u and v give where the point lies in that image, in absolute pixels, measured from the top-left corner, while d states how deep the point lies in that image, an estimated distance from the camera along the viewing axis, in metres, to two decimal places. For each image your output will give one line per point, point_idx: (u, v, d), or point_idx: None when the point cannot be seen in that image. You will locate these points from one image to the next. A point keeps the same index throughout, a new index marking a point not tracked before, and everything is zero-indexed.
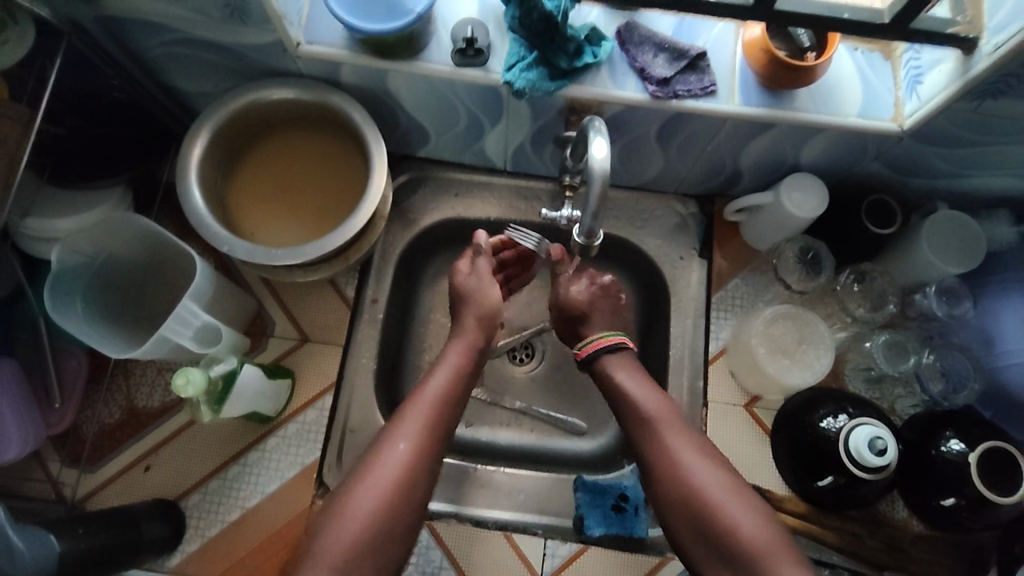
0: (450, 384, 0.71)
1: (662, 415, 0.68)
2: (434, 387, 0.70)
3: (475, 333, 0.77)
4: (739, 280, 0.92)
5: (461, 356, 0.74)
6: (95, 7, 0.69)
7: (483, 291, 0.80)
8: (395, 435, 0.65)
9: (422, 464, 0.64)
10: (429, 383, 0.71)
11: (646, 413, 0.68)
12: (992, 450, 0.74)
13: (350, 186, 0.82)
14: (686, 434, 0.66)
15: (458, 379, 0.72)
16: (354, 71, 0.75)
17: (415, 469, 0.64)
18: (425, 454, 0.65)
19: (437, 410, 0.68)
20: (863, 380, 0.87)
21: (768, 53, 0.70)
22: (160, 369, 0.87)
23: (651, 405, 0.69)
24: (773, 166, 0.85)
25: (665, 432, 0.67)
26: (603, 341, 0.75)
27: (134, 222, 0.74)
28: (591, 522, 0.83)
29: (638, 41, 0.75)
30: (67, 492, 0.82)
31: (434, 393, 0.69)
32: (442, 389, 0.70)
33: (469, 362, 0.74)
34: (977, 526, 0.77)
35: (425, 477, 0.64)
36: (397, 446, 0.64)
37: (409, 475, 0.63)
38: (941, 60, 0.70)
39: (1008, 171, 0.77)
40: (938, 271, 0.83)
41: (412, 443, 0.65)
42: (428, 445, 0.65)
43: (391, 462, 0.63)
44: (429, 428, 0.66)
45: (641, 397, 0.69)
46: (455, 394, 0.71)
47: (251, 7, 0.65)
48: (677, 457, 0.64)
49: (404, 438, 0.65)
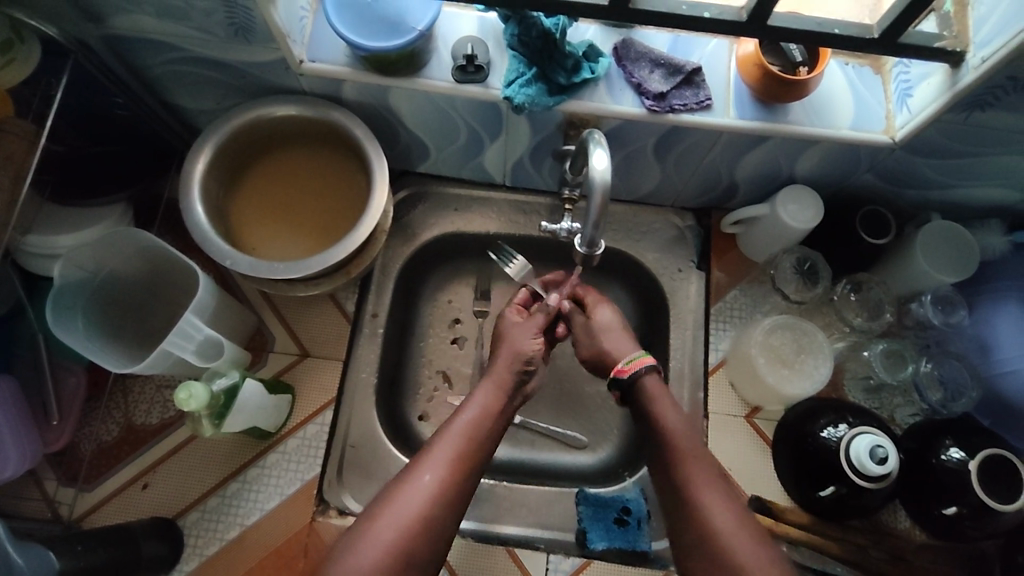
0: (482, 417, 0.70)
1: (696, 470, 0.66)
2: (465, 418, 0.70)
3: (504, 374, 0.75)
4: (737, 292, 0.92)
5: (497, 392, 0.73)
6: (101, 26, 0.71)
7: (515, 329, 0.80)
8: (422, 466, 0.65)
9: (448, 497, 0.64)
10: (462, 413, 0.70)
11: (690, 477, 0.65)
12: (994, 456, 0.75)
13: (354, 202, 0.82)
14: (721, 495, 0.64)
15: (491, 413, 0.71)
16: (356, 88, 0.77)
17: (442, 502, 0.63)
18: (453, 485, 0.65)
19: (467, 444, 0.67)
20: (862, 389, 0.87)
21: (761, 67, 0.72)
22: (159, 386, 0.87)
23: (682, 455, 0.67)
24: (768, 179, 0.87)
25: (700, 491, 0.64)
26: (648, 360, 0.73)
27: (137, 237, 0.74)
28: (593, 536, 0.83)
29: (635, 57, 0.76)
30: (64, 511, 0.81)
31: (463, 426, 0.69)
32: (472, 422, 0.70)
33: (496, 401, 0.72)
34: (979, 535, 0.77)
35: (450, 512, 0.64)
36: (424, 477, 0.64)
37: (432, 506, 0.63)
38: (929, 74, 0.72)
39: (999, 180, 0.79)
40: (933, 280, 0.84)
41: (438, 474, 0.65)
42: (453, 476, 0.65)
43: (415, 494, 0.63)
44: (458, 460, 0.66)
45: (679, 443, 0.68)
46: (486, 428, 0.70)
47: (256, 25, 0.67)
48: (716, 523, 0.62)
49: (431, 469, 0.65)
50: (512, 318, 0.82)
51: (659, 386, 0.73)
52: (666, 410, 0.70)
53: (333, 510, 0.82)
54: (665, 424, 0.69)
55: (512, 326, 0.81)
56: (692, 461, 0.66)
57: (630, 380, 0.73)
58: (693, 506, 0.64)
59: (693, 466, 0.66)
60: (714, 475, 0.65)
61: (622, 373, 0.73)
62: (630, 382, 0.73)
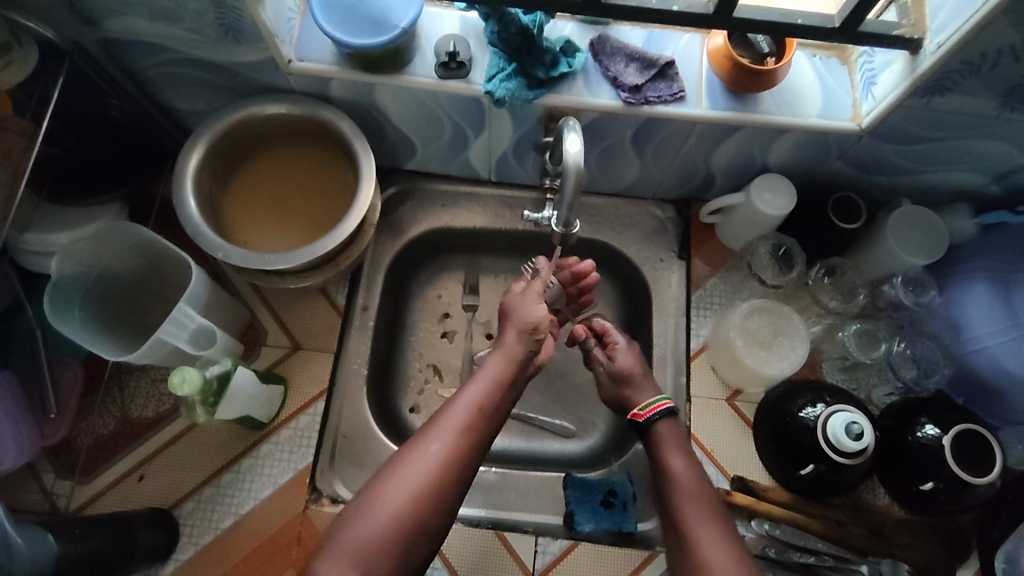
0: (491, 391, 0.71)
1: (690, 503, 0.70)
2: (473, 392, 0.71)
3: (515, 343, 0.76)
4: (717, 279, 0.95)
5: (507, 363, 0.74)
6: (97, 29, 0.74)
7: (523, 301, 0.80)
8: (429, 436, 0.67)
9: (455, 468, 0.66)
10: (470, 387, 0.72)
11: (687, 512, 0.69)
12: (966, 432, 0.78)
13: (342, 197, 0.85)
14: (712, 524, 0.68)
15: (499, 386, 0.72)
16: (343, 85, 0.79)
17: (447, 472, 0.66)
18: (458, 456, 0.67)
19: (475, 415, 0.69)
20: (839, 370, 0.90)
21: (731, 59, 0.75)
22: (154, 380, 0.89)
23: (683, 491, 0.72)
24: (744, 169, 0.90)
25: (692, 521, 0.69)
26: (665, 406, 0.78)
27: (131, 231, 0.77)
28: (581, 518, 0.85)
29: (610, 52, 0.80)
30: (61, 503, 0.83)
31: (471, 400, 0.70)
32: (481, 396, 0.71)
33: (506, 375, 0.73)
34: (955, 509, 0.80)
35: (457, 480, 0.66)
36: (431, 447, 0.66)
37: (438, 476, 0.65)
38: (892, 61, 0.75)
39: (963, 166, 0.82)
40: (904, 263, 0.87)
41: (445, 445, 0.66)
42: (460, 447, 0.67)
43: (422, 462, 0.65)
44: (466, 432, 0.68)
45: (680, 479, 0.73)
46: (495, 401, 0.71)
47: (245, 26, 0.70)
48: (704, 551, 0.66)
49: (439, 439, 0.67)
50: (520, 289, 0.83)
51: (672, 429, 0.77)
52: (673, 453, 0.75)
53: (326, 498, 0.84)
54: (670, 464, 0.74)
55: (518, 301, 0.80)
56: (689, 495, 0.71)
57: (646, 425, 0.78)
58: (685, 537, 0.68)
59: (689, 500, 0.70)
60: (709, 512, 0.69)
61: (637, 418, 0.78)
62: (645, 425, 0.78)
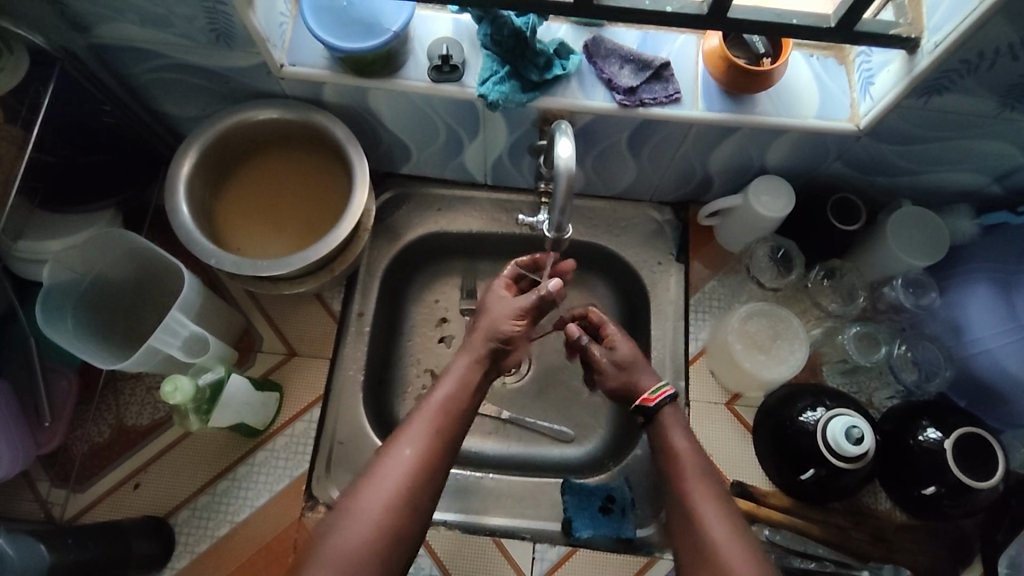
0: (456, 393, 0.71)
1: (696, 488, 0.69)
2: (441, 393, 0.71)
3: (478, 351, 0.74)
4: (715, 282, 0.94)
5: (472, 366, 0.73)
6: (88, 35, 0.73)
7: (496, 310, 0.77)
8: (401, 441, 0.67)
9: (427, 471, 0.66)
10: (436, 390, 0.72)
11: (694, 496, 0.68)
12: (969, 435, 0.77)
13: (335, 202, 0.84)
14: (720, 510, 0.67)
15: (463, 390, 0.72)
16: (335, 90, 0.79)
17: (422, 475, 0.66)
18: (429, 459, 0.66)
19: (441, 418, 0.69)
20: (840, 373, 0.89)
21: (726, 60, 0.74)
22: (149, 387, 0.88)
23: (683, 467, 0.71)
24: (741, 171, 0.89)
25: (700, 507, 0.68)
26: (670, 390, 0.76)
27: (123, 238, 0.76)
28: (579, 524, 0.84)
29: (605, 54, 0.79)
30: (57, 512, 0.82)
31: (438, 403, 0.70)
32: (447, 398, 0.71)
33: (471, 378, 0.73)
34: (958, 513, 0.79)
35: (431, 485, 0.66)
36: (404, 451, 0.66)
37: (413, 478, 0.65)
38: (889, 61, 0.74)
39: (964, 165, 0.81)
40: (904, 265, 0.86)
41: (417, 448, 0.67)
42: (430, 451, 0.67)
43: (396, 466, 0.65)
44: (434, 436, 0.68)
45: (682, 457, 0.72)
46: (463, 405, 0.71)
47: (236, 31, 0.70)
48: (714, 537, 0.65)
49: (410, 443, 0.67)
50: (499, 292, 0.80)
51: (675, 415, 0.76)
52: (675, 433, 0.74)
53: (321, 505, 0.83)
54: (673, 443, 0.73)
55: (494, 308, 0.77)
56: (695, 480, 0.70)
57: (654, 409, 0.75)
58: (695, 524, 0.67)
59: (696, 484, 0.69)
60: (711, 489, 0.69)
61: (648, 403, 0.75)
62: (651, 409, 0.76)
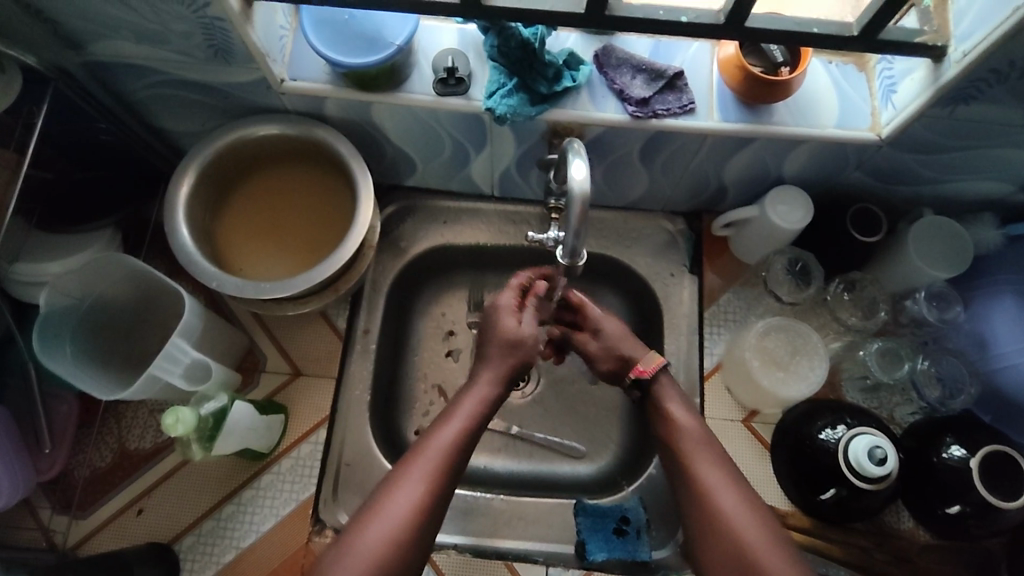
0: (467, 427, 0.69)
1: (716, 483, 0.66)
2: (451, 428, 0.68)
3: (493, 382, 0.73)
4: (730, 294, 0.92)
5: (482, 400, 0.71)
6: (81, 53, 0.71)
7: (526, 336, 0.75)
8: (407, 478, 0.64)
9: (429, 511, 0.64)
10: (447, 424, 0.69)
11: (722, 503, 0.65)
12: (996, 453, 0.74)
13: (338, 220, 0.82)
14: (756, 517, 0.64)
15: (474, 423, 0.70)
16: (338, 105, 0.77)
17: (426, 515, 0.63)
18: (433, 498, 0.64)
19: (450, 454, 0.67)
20: (859, 389, 0.86)
21: (743, 69, 0.72)
22: (152, 410, 0.86)
23: (684, 428, 0.71)
24: (756, 181, 0.86)
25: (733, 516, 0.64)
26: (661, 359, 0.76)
27: (121, 261, 0.74)
28: (593, 547, 0.82)
29: (616, 63, 0.76)
30: (59, 539, 0.81)
31: (449, 436, 0.68)
32: (458, 433, 0.68)
33: (482, 410, 0.71)
34: (984, 533, 0.76)
35: (433, 521, 0.64)
36: (409, 489, 0.64)
37: (416, 518, 0.63)
38: (912, 69, 0.71)
39: (989, 174, 0.79)
40: (927, 277, 0.83)
41: (424, 487, 0.64)
42: (434, 489, 0.64)
43: (400, 506, 0.63)
44: (441, 472, 0.65)
45: (682, 420, 0.71)
46: (473, 436, 0.69)
47: (235, 46, 0.67)
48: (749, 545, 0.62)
49: (416, 482, 0.64)
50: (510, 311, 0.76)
51: (671, 382, 0.76)
52: (673, 399, 0.73)
53: (329, 530, 0.81)
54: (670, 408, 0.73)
55: (525, 331, 0.75)
56: (706, 459, 0.68)
57: (650, 380, 0.75)
58: (706, 500, 0.66)
59: (701, 456, 0.68)
60: (717, 457, 0.69)
61: (644, 374, 0.74)
62: (647, 381, 0.75)
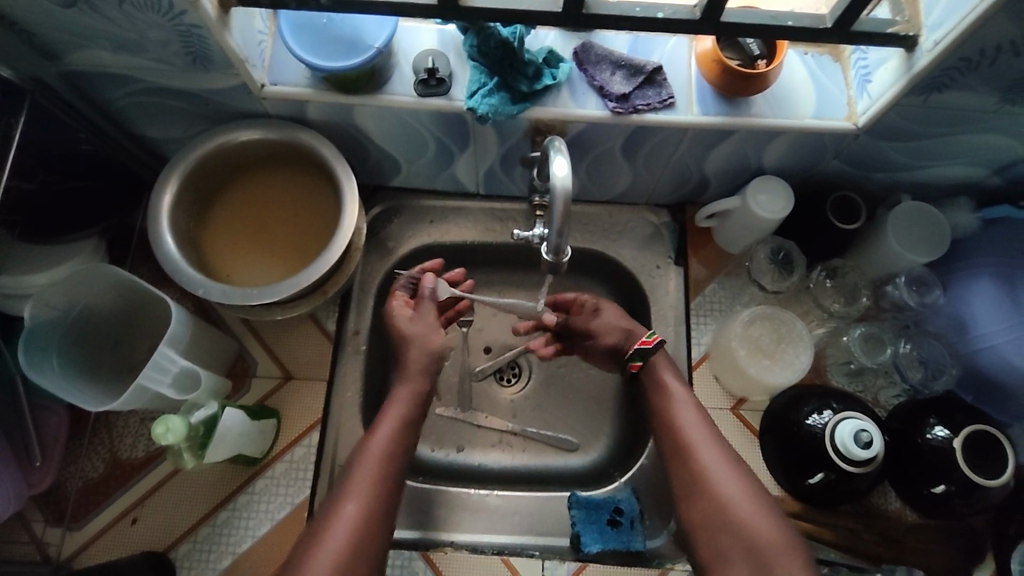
0: (396, 433, 0.72)
1: (718, 474, 0.70)
2: (382, 437, 0.71)
3: (420, 377, 0.77)
4: (715, 285, 0.93)
5: (407, 405, 0.75)
6: (58, 63, 0.71)
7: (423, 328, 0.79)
8: (346, 493, 0.67)
9: (376, 518, 0.66)
10: (377, 434, 0.72)
11: (725, 496, 0.69)
12: (977, 432, 0.76)
13: (324, 223, 0.82)
14: (763, 511, 0.67)
15: (406, 429, 0.73)
16: (320, 108, 0.77)
17: (371, 525, 0.66)
18: (376, 507, 0.67)
19: (387, 460, 0.70)
20: (843, 374, 0.88)
21: (720, 63, 0.73)
22: (143, 419, 0.86)
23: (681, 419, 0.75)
24: (737, 172, 0.87)
25: (741, 509, 0.68)
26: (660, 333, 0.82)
27: (108, 273, 0.74)
28: (587, 539, 0.83)
29: (595, 60, 0.77)
30: (53, 552, 0.81)
31: (382, 443, 0.71)
32: (388, 441, 0.71)
33: (410, 414, 0.75)
34: (968, 511, 0.78)
35: (383, 527, 0.67)
36: (350, 503, 0.66)
37: (365, 528, 0.65)
38: (886, 58, 0.72)
39: (962, 159, 0.80)
40: (906, 262, 0.85)
41: (365, 498, 0.67)
42: (376, 497, 0.67)
43: (345, 519, 0.65)
44: (380, 479, 0.69)
45: (678, 401, 0.76)
46: (405, 441, 0.73)
47: (212, 53, 0.67)
48: (763, 539, 0.65)
49: (355, 495, 0.67)
50: (404, 313, 0.80)
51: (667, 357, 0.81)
52: (671, 377, 0.79)
53: None
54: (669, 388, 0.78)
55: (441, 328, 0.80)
56: (708, 449, 0.72)
57: (654, 350, 0.80)
58: (708, 493, 0.70)
59: (705, 445, 0.73)
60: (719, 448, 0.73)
61: (648, 343, 0.79)
62: (649, 352, 0.80)
